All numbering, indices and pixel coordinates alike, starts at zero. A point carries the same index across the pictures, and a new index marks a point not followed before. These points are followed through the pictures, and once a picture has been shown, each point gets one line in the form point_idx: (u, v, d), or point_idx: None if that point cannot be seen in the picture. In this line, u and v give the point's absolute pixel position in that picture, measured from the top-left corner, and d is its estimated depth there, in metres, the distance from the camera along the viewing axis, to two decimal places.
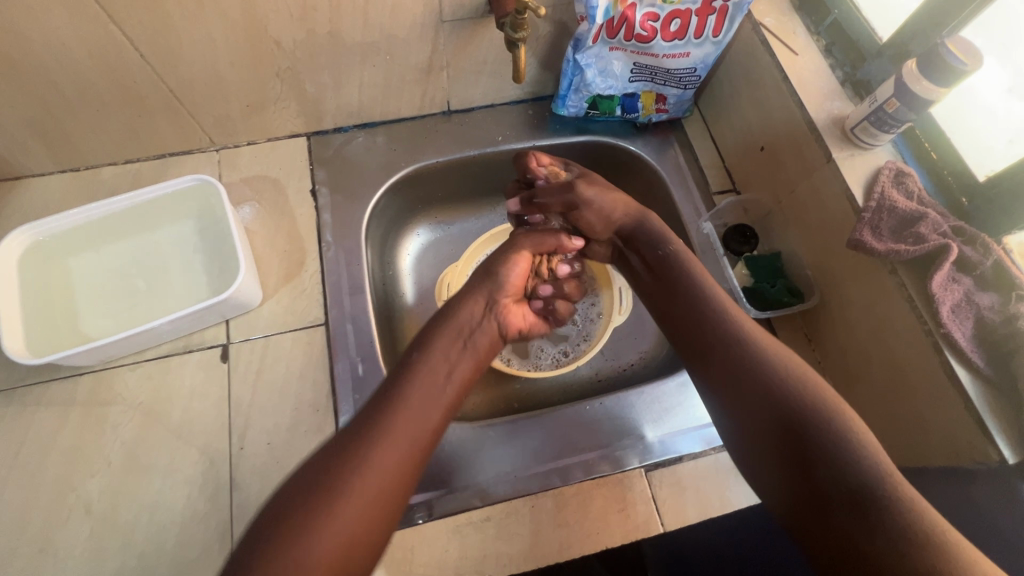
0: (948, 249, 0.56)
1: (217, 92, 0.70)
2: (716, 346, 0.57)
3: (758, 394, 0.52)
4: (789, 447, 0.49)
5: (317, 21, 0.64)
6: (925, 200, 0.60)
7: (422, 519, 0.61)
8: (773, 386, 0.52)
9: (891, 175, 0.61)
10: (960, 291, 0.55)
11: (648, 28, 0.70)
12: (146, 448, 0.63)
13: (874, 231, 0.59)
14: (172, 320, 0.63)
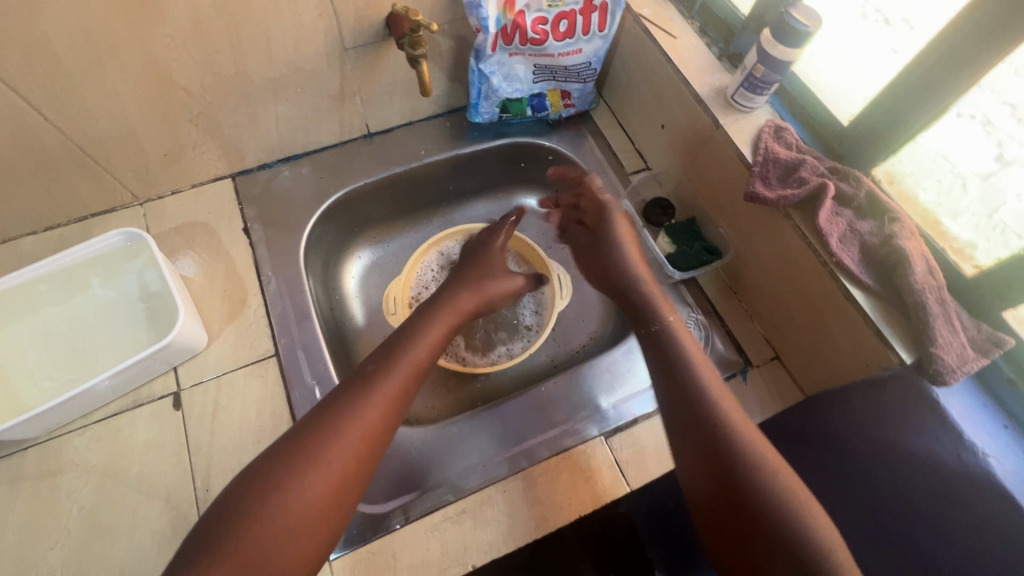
0: (825, 187, 0.62)
1: (132, 146, 0.70)
2: (691, 390, 0.56)
3: (709, 437, 0.52)
4: (733, 492, 0.49)
5: (221, 64, 0.66)
6: (803, 148, 0.67)
7: (400, 525, 0.62)
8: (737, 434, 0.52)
9: (772, 131, 0.68)
10: (843, 222, 0.62)
11: (539, 31, 0.75)
12: (107, 508, 0.62)
13: (764, 182, 0.66)
14: (116, 375, 0.63)
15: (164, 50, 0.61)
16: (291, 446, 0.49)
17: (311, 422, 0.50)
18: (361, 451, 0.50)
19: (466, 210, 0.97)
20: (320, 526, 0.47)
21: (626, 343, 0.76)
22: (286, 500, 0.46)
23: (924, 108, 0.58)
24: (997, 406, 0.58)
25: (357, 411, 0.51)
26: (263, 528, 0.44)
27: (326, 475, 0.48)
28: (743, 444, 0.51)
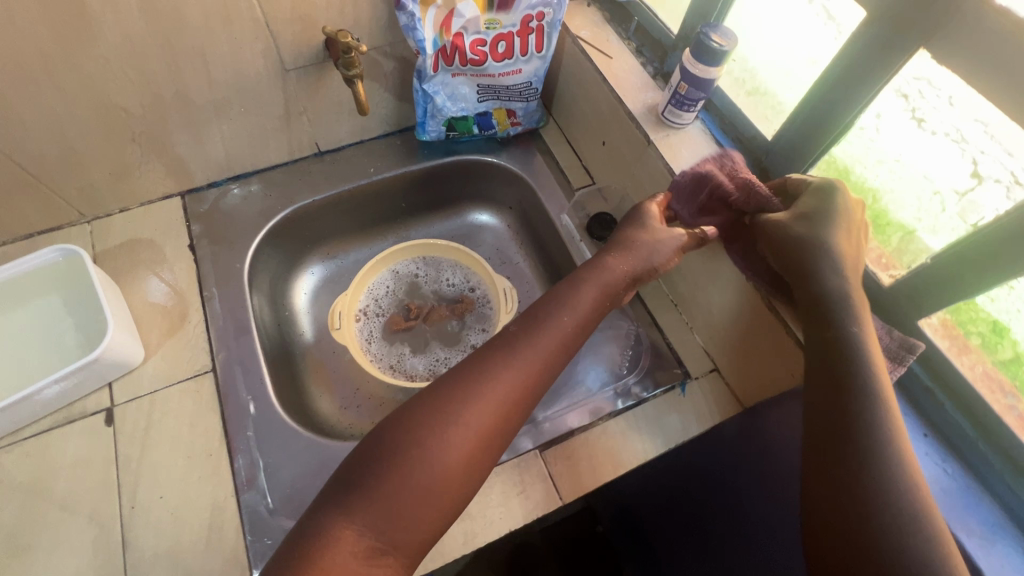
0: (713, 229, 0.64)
1: (75, 164, 0.72)
2: (852, 372, 0.48)
3: (853, 395, 0.47)
4: (848, 500, 0.44)
5: (160, 85, 0.68)
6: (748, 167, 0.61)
7: None
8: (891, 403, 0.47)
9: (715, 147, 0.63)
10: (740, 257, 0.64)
11: (478, 53, 0.78)
12: (30, 526, 0.61)
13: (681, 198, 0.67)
14: (44, 390, 0.63)
15: (101, 71, 0.63)
16: (432, 403, 0.49)
17: (456, 378, 0.51)
18: (492, 419, 0.49)
19: (420, 226, 0.99)
20: (442, 497, 0.46)
21: (565, 355, 0.76)
22: (421, 456, 0.46)
23: (834, 118, 0.60)
24: (915, 413, 0.59)
25: (495, 381, 0.50)
26: (399, 485, 0.45)
27: (462, 438, 0.47)
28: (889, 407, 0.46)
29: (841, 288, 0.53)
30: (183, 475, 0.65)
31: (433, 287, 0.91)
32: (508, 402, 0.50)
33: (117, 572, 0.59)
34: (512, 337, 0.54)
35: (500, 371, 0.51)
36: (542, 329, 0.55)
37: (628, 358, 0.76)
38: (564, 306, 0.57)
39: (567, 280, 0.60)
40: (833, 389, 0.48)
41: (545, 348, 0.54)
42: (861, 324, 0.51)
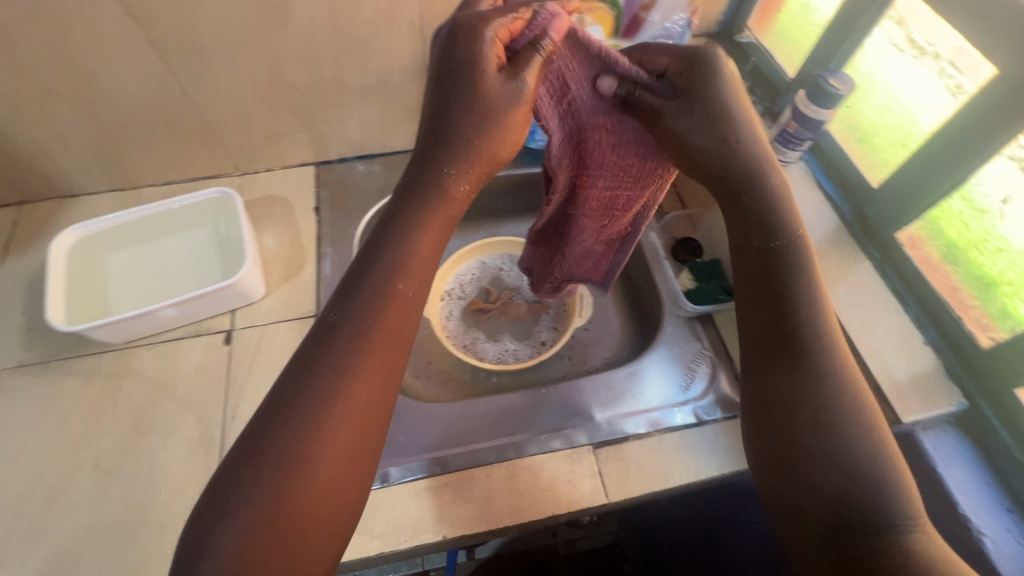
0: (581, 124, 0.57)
1: (243, 125, 0.86)
2: (807, 327, 0.47)
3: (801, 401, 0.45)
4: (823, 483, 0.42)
5: (324, 68, 0.80)
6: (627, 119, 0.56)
7: (382, 484, 0.67)
8: (839, 388, 0.45)
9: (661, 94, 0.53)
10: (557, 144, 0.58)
11: None
12: (152, 413, 0.72)
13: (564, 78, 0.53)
14: (188, 302, 0.75)
15: (283, 50, 0.76)
16: (280, 437, 0.42)
17: (272, 404, 0.44)
18: (342, 420, 0.44)
19: (511, 228, 1.05)
20: (328, 514, 0.42)
21: (631, 364, 0.79)
22: (278, 495, 0.41)
23: (929, 192, 0.64)
24: (999, 486, 0.58)
25: (324, 379, 0.44)
26: (253, 529, 0.40)
27: (332, 447, 0.43)
28: (851, 409, 0.44)
29: (786, 259, 0.49)
30: None
31: (515, 282, 0.97)
32: (374, 386, 0.46)
33: (212, 467, 0.69)
34: (331, 329, 0.47)
35: (322, 371, 0.45)
36: (386, 307, 0.47)
37: (693, 378, 0.77)
38: (394, 270, 0.48)
39: (382, 253, 0.48)
40: (785, 397, 0.45)
41: (391, 323, 0.47)
42: (805, 295, 0.48)
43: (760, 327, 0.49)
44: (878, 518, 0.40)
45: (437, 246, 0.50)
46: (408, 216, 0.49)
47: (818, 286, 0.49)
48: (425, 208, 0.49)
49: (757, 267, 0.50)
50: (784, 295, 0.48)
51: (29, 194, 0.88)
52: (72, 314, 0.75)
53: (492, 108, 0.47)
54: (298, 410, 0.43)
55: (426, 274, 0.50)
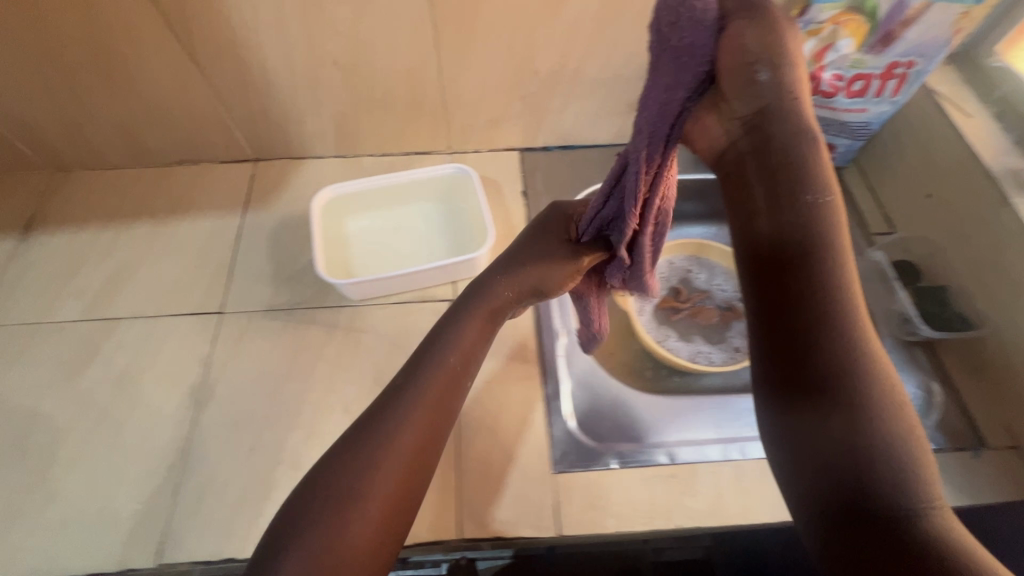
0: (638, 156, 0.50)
1: (473, 107, 0.89)
2: (811, 283, 0.41)
3: (822, 397, 0.40)
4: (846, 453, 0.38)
5: (570, 59, 0.82)
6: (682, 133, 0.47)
7: (615, 464, 0.70)
8: (861, 361, 0.40)
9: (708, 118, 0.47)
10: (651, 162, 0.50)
11: (832, 86, 0.83)
12: (389, 370, 0.77)
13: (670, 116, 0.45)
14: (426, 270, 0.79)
15: (542, 40, 0.79)
16: (335, 491, 0.48)
17: (342, 448, 0.50)
18: (399, 462, 0.50)
19: (687, 228, 1.06)
20: (372, 546, 0.47)
21: None
22: (335, 539, 0.45)
23: None
24: None
25: (398, 428, 0.51)
26: (323, 550, 0.45)
27: (379, 492, 0.48)
28: (847, 381, 0.39)
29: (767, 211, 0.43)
30: (504, 370, 0.77)
31: (704, 285, 0.97)
32: (415, 444, 0.51)
33: None
34: (384, 403, 0.53)
35: (396, 424, 0.51)
36: (446, 369, 0.56)
37: (920, 402, 0.76)
38: (450, 348, 0.58)
39: (426, 353, 0.58)
40: (816, 400, 0.40)
41: (438, 395, 0.55)
42: (825, 273, 0.41)
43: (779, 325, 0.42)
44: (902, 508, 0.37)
45: (485, 337, 0.61)
46: (462, 312, 0.61)
47: (841, 250, 0.42)
48: (468, 308, 0.62)
49: (779, 261, 0.43)
50: (805, 245, 0.42)
51: (265, 153, 0.95)
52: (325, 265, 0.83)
53: (550, 259, 0.63)
54: (360, 449, 0.50)
55: (478, 349, 0.61)
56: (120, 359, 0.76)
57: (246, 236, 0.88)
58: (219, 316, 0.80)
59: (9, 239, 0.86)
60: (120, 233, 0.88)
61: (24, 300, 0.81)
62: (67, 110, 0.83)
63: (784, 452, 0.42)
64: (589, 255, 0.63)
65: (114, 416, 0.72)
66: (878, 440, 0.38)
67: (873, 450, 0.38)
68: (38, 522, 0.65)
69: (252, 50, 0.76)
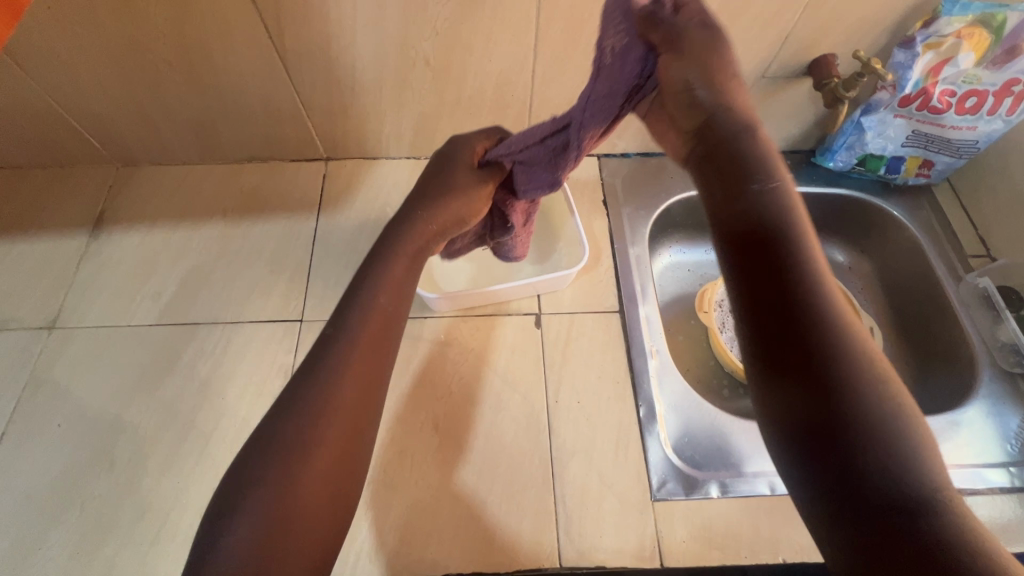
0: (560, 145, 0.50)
1: (561, 112, 0.86)
2: (793, 274, 0.37)
3: (836, 415, 0.35)
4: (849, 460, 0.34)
5: None
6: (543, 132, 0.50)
7: (717, 494, 0.67)
8: (861, 362, 0.36)
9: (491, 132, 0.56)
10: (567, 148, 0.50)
11: (943, 102, 0.79)
12: (477, 385, 0.74)
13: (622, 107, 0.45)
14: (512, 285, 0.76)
15: None
16: (287, 443, 0.44)
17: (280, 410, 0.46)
18: (338, 427, 0.45)
19: None
20: (328, 509, 0.44)
21: (951, 414, 0.77)
22: (283, 495, 0.42)
23: None
24: None
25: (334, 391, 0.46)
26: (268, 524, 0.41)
27: (321, 459, 0.44)
28: (845, 376, 0.35)
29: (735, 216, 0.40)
30: (595, 389, 0.74)
31: None
32: (357, 392, 0.47)
33: (544, 449, 0.70)
34: (314, 357, 0.48)
35: (336, 383, 0.46)
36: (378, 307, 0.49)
37: None
38: (382, 286, 0.50)
39: (356, 288, 0.50)
40: (819, 420, 0.36)
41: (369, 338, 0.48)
42: (812, 277, 0.38)
43: (776, 344, 0.37)
44: (932, 523, 0.32)
45: (414, 270, 0.53)
46: (378, 254, 0.52)
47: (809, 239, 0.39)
48: (390, 241, 0.52)
49: (756, 251, 0.39)
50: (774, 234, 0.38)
51: (338, 152, 0.92)
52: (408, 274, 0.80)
53: (438, 188, 0.54)
54: (297, 415, 0.45)
55: (410, 280, 0.53)
56: (202, 366, 0.74)
57: (322, 240, 0.86)
58: (299, 323, 0.78)
59: (81, 236, 0.84)
60: (192, 232, 0.85)
61: (100, 302, 0.79)
62: (143, 104, 0.80)
63: (801, 486, 0.36)
64: (499, 177, 0.56)
65: (199, 426, 0.70)
66: (889, 428, 0.34)
67: (879, 457, 0.34)
68: (129, 536, 0.64)
69: (343, 48, 0.73)
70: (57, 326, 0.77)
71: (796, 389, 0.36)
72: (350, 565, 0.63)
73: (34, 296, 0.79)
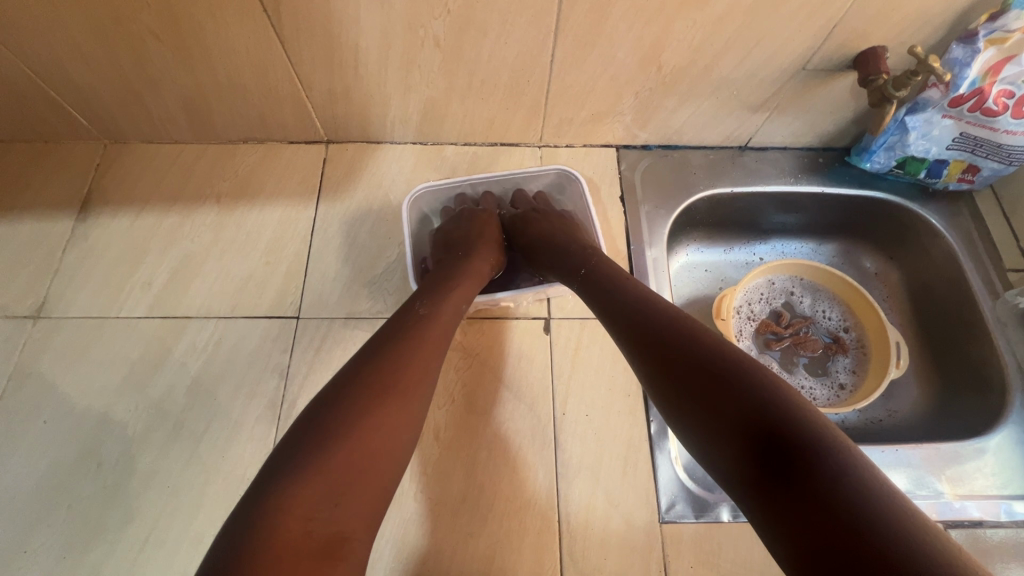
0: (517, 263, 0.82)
1: (579, 100, 0.80)
2: (621, 296, 0.55)
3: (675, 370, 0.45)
4: (699, 394, 0.42)
5: (704, 55, 0.72)
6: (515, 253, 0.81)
7: (728, 519, 0.64)
8: (692, 337, 0.46)
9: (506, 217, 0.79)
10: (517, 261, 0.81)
11: (999, 104, 0.72)
12: (481, 393, 0.71)
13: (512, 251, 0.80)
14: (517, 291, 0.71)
15: (678, 32, 0.68)
16: None
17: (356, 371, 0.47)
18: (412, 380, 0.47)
19: (784, 243, 0.97)
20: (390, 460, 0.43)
21: (977, 440, 0.74)
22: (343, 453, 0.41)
23: None
24: None
25: (410, 350, 0.50)
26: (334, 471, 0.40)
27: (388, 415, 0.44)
28: (672, 338, 0.47)
29: (591, 289, 0.59)
30: (605, 402, 0.71)
31: (807, 311, 0.90)
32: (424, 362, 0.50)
33: (548, 463, 0.67)
34: (392, 334, 0.51)
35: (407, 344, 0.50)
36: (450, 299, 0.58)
37: None
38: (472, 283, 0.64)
39: (436, 288, 0.59)
40: (682, 399, 0.43)
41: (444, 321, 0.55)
42: (641, 305, 0.52)
43: (639, 362, 0.49)
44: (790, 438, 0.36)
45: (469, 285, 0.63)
46: (449, 271, 0.64)
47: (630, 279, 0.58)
48: (462, 263, 0.66)
49: (598, 291, 0.58)
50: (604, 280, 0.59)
51: (339, 134, 0.86)
52: (415, 268, 0.76)
53: (484, 228, 0.74)
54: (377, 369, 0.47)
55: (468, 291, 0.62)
56: (193, 364, 0.71)
57: (321, 231, 0.81)
58: (296, 321, 0.74)
59: (67, 220, 0.80)
60: (184, 217, 0.81)
61: (87, 291, 0.75)
62: (130, 80, 0.74)
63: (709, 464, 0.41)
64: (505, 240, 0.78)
65: (190, 428, 0.67)
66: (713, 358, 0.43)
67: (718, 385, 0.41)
68: (117, 541, 0.62)
69: (346, 26, 0.66)
70: (42, 315, 0.73)
71: (659, 385, 0.46)
72: None
73: (19, 283, 0.75)
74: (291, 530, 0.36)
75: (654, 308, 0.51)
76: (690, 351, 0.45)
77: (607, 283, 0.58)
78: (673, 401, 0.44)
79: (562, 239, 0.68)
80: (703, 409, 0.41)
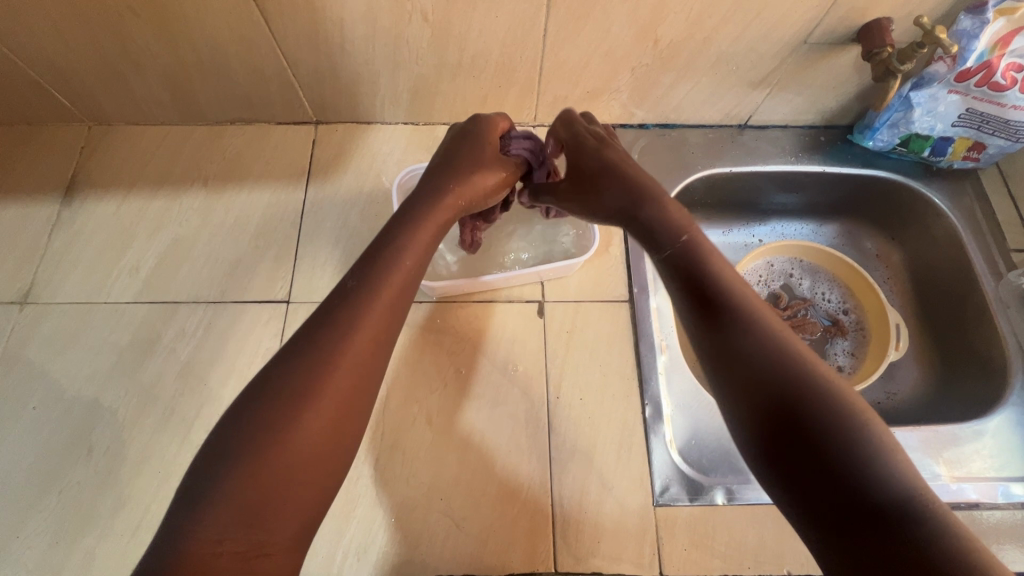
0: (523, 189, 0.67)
1: (573, 76, 0.77)
2: (705, 279, 0.48)
3: (767, 385, 0.43)
4: (792, 422, 0.41)
5: (702, 28, 0.69)
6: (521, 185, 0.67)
7: (722, 501, 0.64)
8: (785, 359, 0.43)
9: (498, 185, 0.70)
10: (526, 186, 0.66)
11: (1007, 78, 0.71)
12: (474, 377, 0.70)
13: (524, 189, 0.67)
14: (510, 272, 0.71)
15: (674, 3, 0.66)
16: None
17: (292, 363, 0.44)
18: (348, 377, 0.44)
19: (784, 224, 0.95)
20: (321, 473, 0.43)
21: (977, 423, 0.73)
22: (272, 465, 0.40)
23: None
24: None
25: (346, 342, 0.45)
26: (255, 484, 0.40)
27: (322, 414, 0.43)
28: (767, 348, 0.44)
29: (662, 266, 0.52)
30: (599, 386, 0.70)
31: (806, 293, 0.88)
32: (358, 365, 0.45)
33: (542, 447, 0.67)
34: None
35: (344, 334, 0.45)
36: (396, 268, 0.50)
37: None
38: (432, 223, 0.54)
39: (380, 251, 0.51)
40: (769, 421, 0.42)
41: (384, 310, 0.48)
42: (727, 302, 0.47)
43: (706, 363, 0.47)
44: (887, 496, 0.37)
45: (429, 248, 0.54)
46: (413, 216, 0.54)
47: (715, 255, 0.50)
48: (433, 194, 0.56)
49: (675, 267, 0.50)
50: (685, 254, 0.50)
51: (328, 114, 0.84)
52: None
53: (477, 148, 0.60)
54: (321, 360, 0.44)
55: (427, 258, 0.54)
56: (182, 350, 0.70)
57: (311, 214, 0.79)
58: (286, 305, 0.73)
59: (52, 204, 0.78)
60: (171, 200, 0.79)
61: (74, 276, 0.74)
62: (111, 60, 0.72)
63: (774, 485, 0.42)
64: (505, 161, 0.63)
65: (181, 414, 0.67)
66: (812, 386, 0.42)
67: (815, 417, 0.40)
68: (110, 526, 0.62)
69: None
70: (29, 301, 0.72)
71: (741, 395, 0.44)
72: (339, 563, 0.61)
73: (5, 268, 0.74)
74: (204, 554, 0.37)
75: (737, 304, 0.47)
76: (783, 372, 0.43)
77: (685, 258, 0.50)
78: (753, 418, 0.43)
79: (632, 185, 0.55)
80: (779, 441, 0.41)
